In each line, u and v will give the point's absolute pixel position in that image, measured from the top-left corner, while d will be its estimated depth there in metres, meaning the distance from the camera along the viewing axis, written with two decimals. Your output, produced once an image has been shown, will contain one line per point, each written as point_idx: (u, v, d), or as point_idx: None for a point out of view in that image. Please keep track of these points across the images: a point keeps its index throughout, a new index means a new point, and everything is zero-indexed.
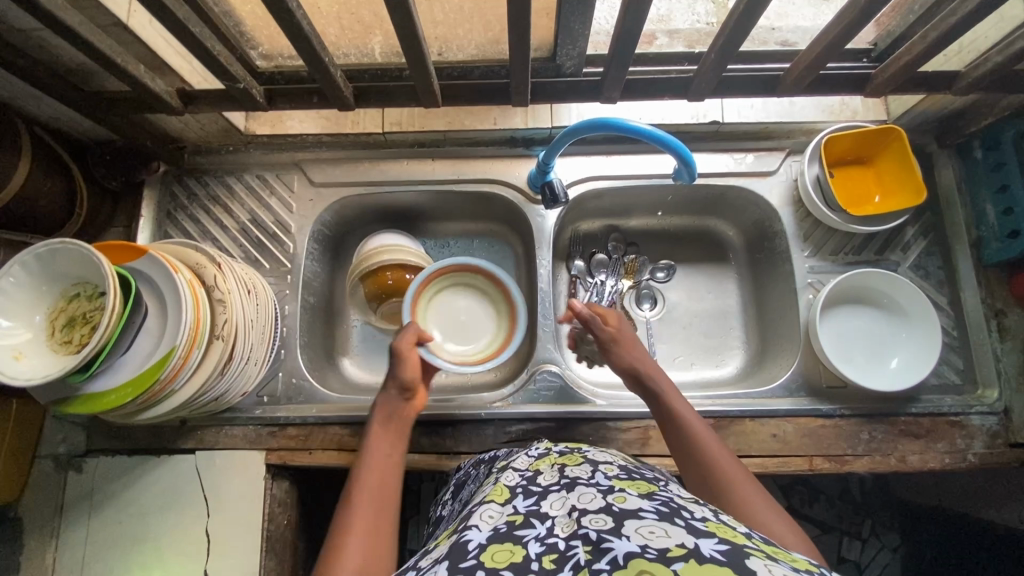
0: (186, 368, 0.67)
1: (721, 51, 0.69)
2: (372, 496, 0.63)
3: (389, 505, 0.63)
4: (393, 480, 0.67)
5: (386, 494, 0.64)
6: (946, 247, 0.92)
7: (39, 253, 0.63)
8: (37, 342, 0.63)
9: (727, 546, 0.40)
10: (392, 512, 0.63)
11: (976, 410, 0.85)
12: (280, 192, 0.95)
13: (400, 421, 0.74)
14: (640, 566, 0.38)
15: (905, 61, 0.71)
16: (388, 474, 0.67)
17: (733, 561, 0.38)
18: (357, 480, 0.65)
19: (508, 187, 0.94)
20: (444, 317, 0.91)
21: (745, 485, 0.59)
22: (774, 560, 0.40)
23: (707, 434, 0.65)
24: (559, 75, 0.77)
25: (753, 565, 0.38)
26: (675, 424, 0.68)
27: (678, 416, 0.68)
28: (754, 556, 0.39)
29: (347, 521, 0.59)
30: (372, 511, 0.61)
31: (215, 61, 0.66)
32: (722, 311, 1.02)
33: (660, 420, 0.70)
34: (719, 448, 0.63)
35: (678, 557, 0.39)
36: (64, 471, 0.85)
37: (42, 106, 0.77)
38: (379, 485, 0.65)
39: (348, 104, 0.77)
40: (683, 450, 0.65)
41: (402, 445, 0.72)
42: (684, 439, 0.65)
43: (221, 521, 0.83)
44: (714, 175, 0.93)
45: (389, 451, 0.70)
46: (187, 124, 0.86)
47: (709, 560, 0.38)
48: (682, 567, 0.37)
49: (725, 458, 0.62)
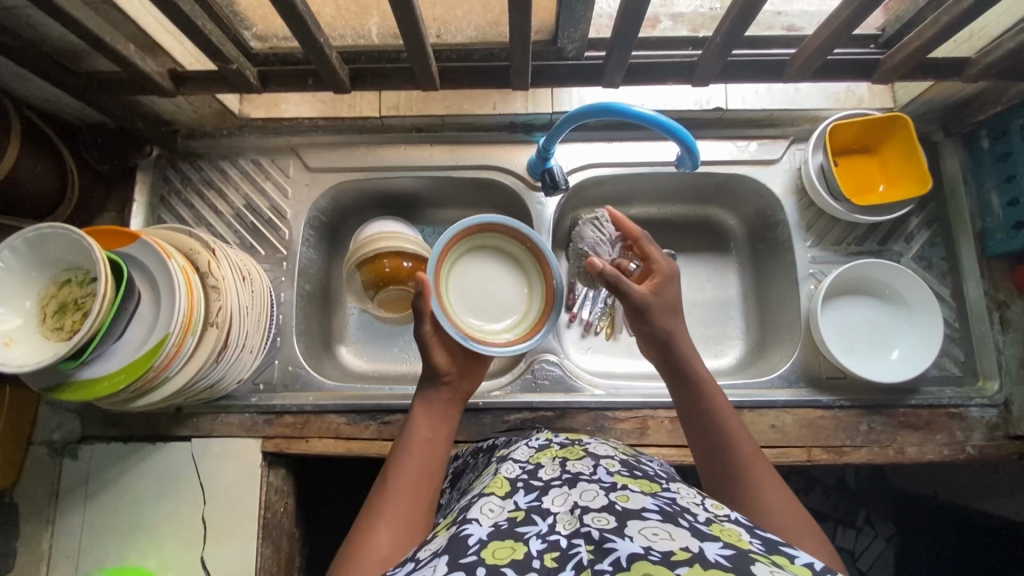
0: (181, 355, 0.66)
1: (726, 35, 0.67)
2: (409, 480, 0.60)
3: (427, 490, 0.60)
4: (435, 463, 0.63)
5: (422, 475, 0.61)
6: (950, 237, 0.91)
7: (29, 237, 0.61)
8: (29, 328, 0.62)
9: (732, 550, 0.40)
10: (429, 497, 0.60)
11: (975, 402, 0.85)
12: (275, 177, 0.93)
13: (443, 402, 0.69)
14: (644, 569, 0.38)
15: (916, 46, 0.70)
16: (430, 458, 0.63)
17: (740, 566, 0.38)
18: (395, 463, 0.62)
19: (508, 174, 0.93)
20: (477, 280, 0.79)
21: (768, 482, 0.57)
22: (781, 567, 0.39)
23: (736, 427, 0.62)
24: (560, 58, 0.75)
25: (759, 570, 0.37)
26: (699, 410, 0.64)
27: (710, 410, 0.64)
28: (760, 562, 0.39)
29: (378, 506, 0.58)
30: (406, 496, 0.58)
31: (207, 42, 0.65)
32: (723, 300, 1.01)
33: (687, 413, 0.65)
34: (756, 456, 0.60)
35: (683, 561, 0.38)
36: (59, 457, 0.85)
37: (31, 87, 0.75)
38: (418, 469, 0.61)
39: (344, 86, 0.75)
40: (705, 440, 0.63)
41: (448, 426, 0.68)
42: (716, 439, 0.62)
43: (217, 508, 0.83)
44: (717, 162, 0.92)
45: (430, 433, 0.66)
46: (180, 106, 0.85)
47: (715, 565, 0.38)
48: (686, 571, 0.37)
49: (751, 454, 0.60)
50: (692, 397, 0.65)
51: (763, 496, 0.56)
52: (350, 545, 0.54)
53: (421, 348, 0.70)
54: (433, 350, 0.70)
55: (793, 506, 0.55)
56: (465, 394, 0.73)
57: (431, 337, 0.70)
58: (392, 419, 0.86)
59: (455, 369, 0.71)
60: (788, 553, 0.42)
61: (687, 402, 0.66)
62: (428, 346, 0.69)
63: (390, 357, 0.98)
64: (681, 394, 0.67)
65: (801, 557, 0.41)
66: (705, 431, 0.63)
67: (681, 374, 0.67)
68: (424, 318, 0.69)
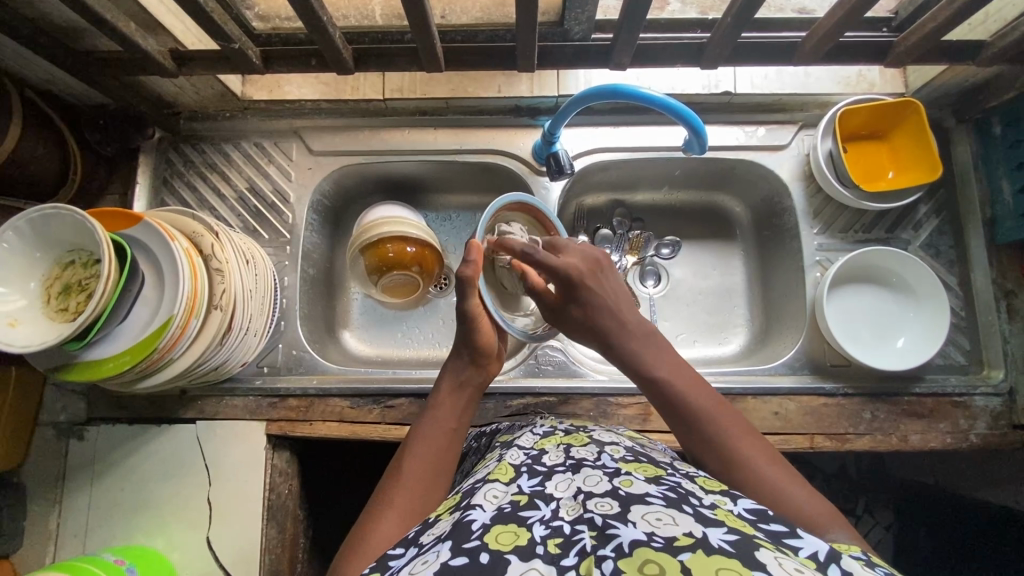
0: (185, 337, 0.66)
1: (737, 16, 0.66)
2: (423, 467, 0.59)
3: (441, 482, 0.60)
4: (452, 454, 0.62)
5: (436, 464, 0.60)
6: (958, 225, 0.90)
7: (32, 217, 0.61)
8: (34, 309, 0.62)
9: (736, 536, 0.40)
10: (441, 488, 0.59)
11: (980, 391, 0.85)
12: (278, 160, 0.93)
13: (471, 390, 0.68)
14: (646, 555, 0.38)
15: (931, 28, 0.68)
16: (447, 447, 0.62)
17: (743, 552, 0.38)
18: (412, 446, 0.62)
19: (512, 159, 0.92)
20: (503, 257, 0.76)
21: (757, 457, 0.55)
22: (784, 554, 0.39)
23: (706, 404, 0.59)
24: (567, 40, 0.74)
25: (763, 557, 0.37)
26: (671, 402, 0.60)
27: (684, 397, 0.59)
28: (763, 548, 0.39)
29: (392, 490, 0.57)
30: (421, 485, 0.58)
31: (209, 20, 0.64)
32: (728, 288, 1.01)
33: (660, 406, 0.61)
34: (744, 433, 0.57)
35: (686, 547, 0.38)
36: (65, 438, 0.85)
37: (32, 66, 0.74)
38: (436, 455, 0.61)
39: (347, 67, 0.74)
40: (682, 428, 0.59)
41: (469, 416, 0.66)
42: (698, 428, 0.58)
43: (222, 489, 0.83)
44: (724, 148, 0.91)
45: (454, 422, 0.64)
46: (182, 88, 0.84)
47: (718, 551, 0.38)
48: (689, 558, 0.37)
49: (732, 425, 0.57)
50: (655, 385, 0.61)
51: (758, 472, 0.54)
52: (359, 527, 0.54)
53: (462, 322, 0.67)
54: (480, 325, 0.67)
55: (794, 479, 0.53)
56: (490, 379, 0.72)
57: (477, 311, 0.66)
58: (396, 402, 0.86)
59: (495, 353, 0.70)
60: (792, 544, 0.42)
61: (655, 393, 0.62)
62: (473, 322, 0.67)
63: (393, 342, 0.98)
64: (648, 388, 0.62)
65: (805, 548, 0.41)
66: (678, 418, 0.60)
67: (637, 362, 0.63)
68: (472, 290, 0.66)
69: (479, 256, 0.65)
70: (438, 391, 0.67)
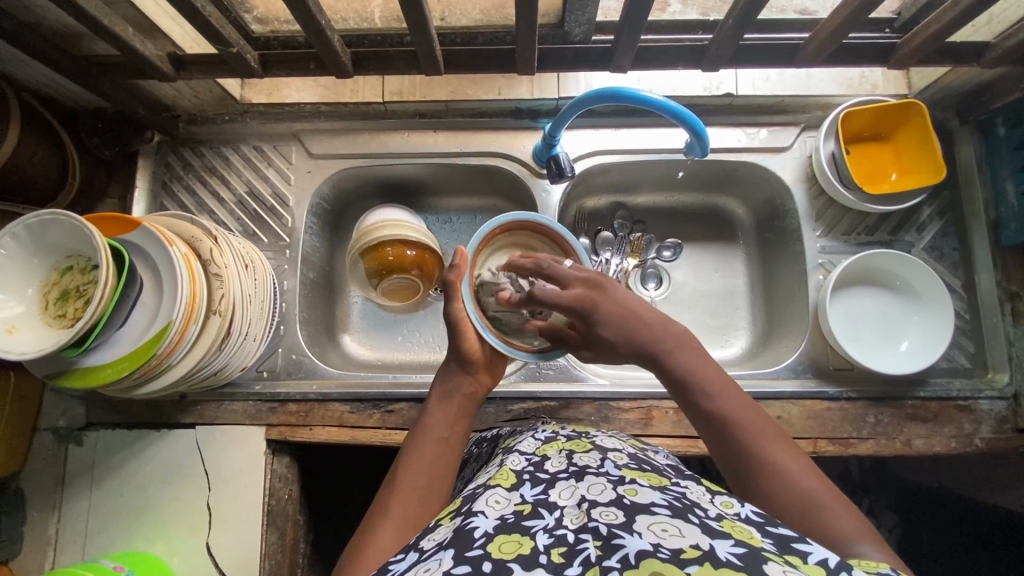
0: (184, 343, 0.66)
1: (738, 19, 0.66)
2: (417, 478, 0.58)
3: (436, 491, 0.58)
4: (448, 462, 0.62)
5: (431, 475, 0.59)
6: (962, 227, 0.89)
7: (30, 224, 0.61)
8: (31, 315, 0.62)
9: (744, 549, 0.39)
10: (438, 497, 0.58)
11: (985, 395, 0.84)
12: (277, 163, 0.92)
13: (461, 397, 0.67)
14: (653, 567, 0.37)
15: (935, 30, 0.68)
16: (441, 457, 0.61)
17: (752, 566, 0.37)
18: (405, 457, 0.61)
19: (512, 161, 0.91)
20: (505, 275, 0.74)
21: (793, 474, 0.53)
22: (794, 567, 0.38)
23: (740, 413, 0.57)
24: (567, 42, 0.74)
25: (772, 571, 0.37)
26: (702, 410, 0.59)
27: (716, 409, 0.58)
28: (772, 561, 0.38)
29: (386, 504, 0.56)
30: (416, 494, 0.57)
31: (206, 24, 0.64)
32: (730, 291, 1.00)
33: (692, 414, 0.60)
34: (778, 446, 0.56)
35: (693, 560, 0.38)
36: (64, 444, 0.85)
37: (29, 70, 0.74)
38: (430, 464, 0.60)
39: (347, 71, 0.74)
40: (714, 437, 0.58)
41: (463, 422, 0.66)
42: (730, 440, 0.57)
43: (222, 494, 0.83)
44: (726, 150, 0.90)
45: (446, 432, 0.64)
46: (181, 91, 0.84)
47: (726, 564, 0.37)
48: (696, 570, 0.37)
49: (770, 444, 0.56)
50: (690, 392, 0.59)
51: (791, 490, 0.52)
52: (354, 542, 0.53)
53: (450, 327, 0.68)
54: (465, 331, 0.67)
55: (831, 496, 0.52)
56: (486, 387, 0.71)
57: (462, 316, 0.67)
58: (396, 407, 0.86)
59: (484, 360, 0.69)
60: (801, 550, 0.41)
61: (688, 403, 0.60)
62: (458, 326, 0.67)
63: (393, 346, 0.98)
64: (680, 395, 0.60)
65: (815, 554, 0.41)
66: (715, 428, 0.58)
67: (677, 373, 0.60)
68: (457, 296, 0.67)
69: (463, 261, 0.66)
70: (428, 402, 0.67)
